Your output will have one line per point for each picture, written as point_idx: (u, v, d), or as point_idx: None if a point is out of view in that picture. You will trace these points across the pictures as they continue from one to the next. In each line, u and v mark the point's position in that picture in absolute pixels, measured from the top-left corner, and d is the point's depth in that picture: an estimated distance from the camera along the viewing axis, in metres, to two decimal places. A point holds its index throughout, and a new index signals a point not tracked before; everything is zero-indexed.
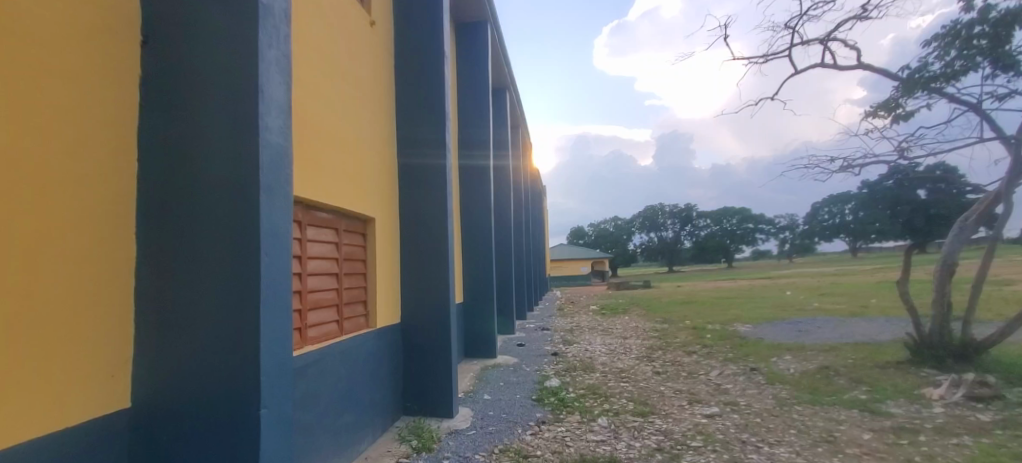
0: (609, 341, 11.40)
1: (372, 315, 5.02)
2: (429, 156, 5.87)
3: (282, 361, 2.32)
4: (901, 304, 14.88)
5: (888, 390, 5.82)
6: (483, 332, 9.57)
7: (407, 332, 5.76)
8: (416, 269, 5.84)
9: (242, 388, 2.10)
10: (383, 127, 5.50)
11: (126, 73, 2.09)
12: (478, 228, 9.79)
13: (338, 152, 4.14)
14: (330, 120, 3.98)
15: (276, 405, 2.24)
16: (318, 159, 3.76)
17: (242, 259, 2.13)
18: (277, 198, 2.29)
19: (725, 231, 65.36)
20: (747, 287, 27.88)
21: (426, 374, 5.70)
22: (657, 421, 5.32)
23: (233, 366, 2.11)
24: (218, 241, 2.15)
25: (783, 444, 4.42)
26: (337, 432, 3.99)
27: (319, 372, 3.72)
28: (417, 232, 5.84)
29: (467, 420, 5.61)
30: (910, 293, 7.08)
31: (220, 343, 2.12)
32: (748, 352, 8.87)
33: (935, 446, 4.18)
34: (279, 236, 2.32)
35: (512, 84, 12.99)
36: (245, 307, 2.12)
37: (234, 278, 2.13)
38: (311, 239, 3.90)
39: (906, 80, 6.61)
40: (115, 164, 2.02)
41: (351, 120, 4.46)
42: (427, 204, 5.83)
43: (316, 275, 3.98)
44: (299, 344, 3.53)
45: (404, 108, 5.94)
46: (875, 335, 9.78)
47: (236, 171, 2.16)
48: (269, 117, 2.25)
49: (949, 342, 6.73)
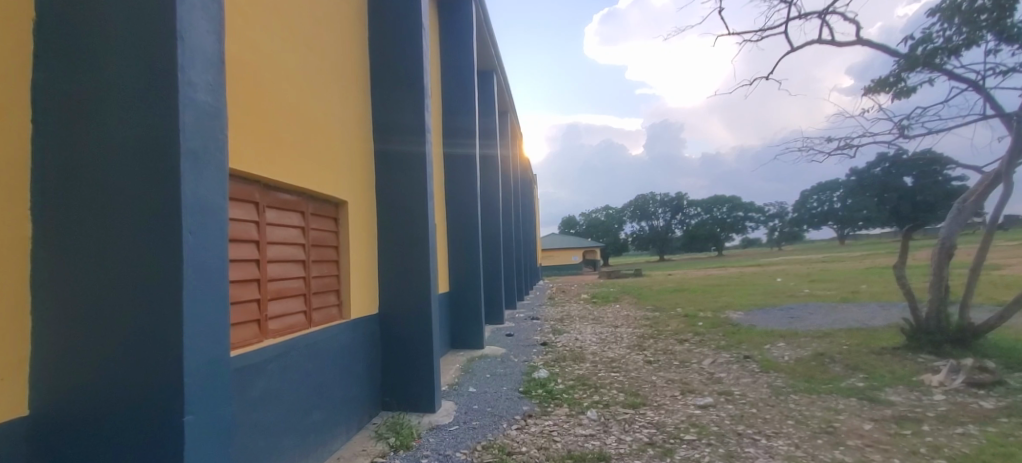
0: (599, 330, 11.19)
1: (345, 305, 4.73)
2: (406, 136, 5.51)
3: (216, 358, 2.01)
4: (893, 290, 14.77)
5: (885, 377, 5.59)
6: (470, 322, 9.31)
7: (386, 323, 5.46)
8: (393, 257, 5.49)
9: (164, 390, 1.78)
10: (357, 105, 5.15)
11: (15, 18, 1.74)
12: (464, 215, 9.48)
13: (301, 129, 3.81)
14: (292, 93, 3.67)
15: (207, 411, 1.92)
16: (277, 134, 3.45)
17: (162, 238, 1.79)
18: (206, 167, 1.95)
19: (716, 220, 65.37)
20: (737, 275, 27.73)
21: (406, 368, 5.40)
22: (648, 413, 5.07)
23: (154, 363, 1.78)
24: (131, 216, 1.80)
25: (781, 435, 4.18)
26: (303, 432, 3.70)
27: (279, 367, 3.44)
28: (395, 219, 5.50)
29: (449, 415, 5.34)
30: (906, 277, 6.84)
31: (138, 333, 1.79)
32: (741, 340, 8.64)
33: (940, 436, 3.95)
34: (211, 210, 1.98)
35: (500, 66, 12.66)
36: (166, 290, 1.79)
37: (154, 257, 1.79)
38: (272, 223, 3.60)
39: (908, 57, 6.32)
40: (4, 124, 1.69)
41: (319, 93, 4.15)
42: (405, 187, 5.48)
43: (277, 262, 3.68)
44: (256, 339, 3.28)
45: (381, 88, 5.59)
46: (869, 320, 9.63)
47: (151, 132, 1.81)
48: (193, 69, 1.89)
49: (947, 327, 6.48)
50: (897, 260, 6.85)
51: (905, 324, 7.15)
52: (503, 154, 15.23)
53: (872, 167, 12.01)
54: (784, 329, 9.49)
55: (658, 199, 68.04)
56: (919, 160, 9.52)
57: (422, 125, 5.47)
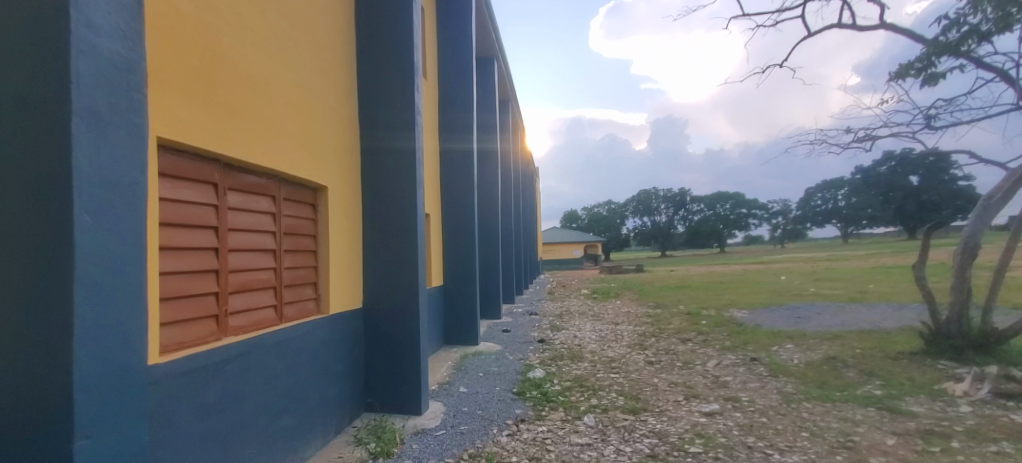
0: (599, 327, 10.84)
1: (324, 298, 4.39)
2: (393, 118, 5.11)
3: (127, 365, 1.67)
4: (902, 290, 14.33)
5: (904, 385, 5.21)
6: (465, 317, 8.96)
7: (369, 319, 5.10)
8: (379, 249, 5.11)
9: (50, 407, 1.44)
10: (341, 84, 4.77)
11: None
12: (460, 206, 9.09)
13: (270, 103, 3.44)
14: (260, 63, 3.31)
15: (110, 431, 1.59)
16: (239, 108, 3.08)
17: (46, 218, 1.45)
18: (110, 132, 1.59)
19: (719, 217, 64.77)
20: (740, 272, 27.29)
21: (391, 368, 5.05)
22: (650, 420, 4.72)
23: (36, 374, 1.44)
24: (12, 191, 1.46)
25: (795, 450, 3.82)
26: (269, 439, 3.36)
27: (240, 369, 3.09)
28: (381, 206, 5.12)
29: (437, 418, 4.98)
30: (925, 277, 6.44)
31: (20, 335, 1.45)
32: (746, 341, 8.26)
33: (973, 455, 3.58)
34: (118, 185, 1.63)
35: (500, 51, 12.20)
36: (52, 282, 1.45)
37: (35, 243, 1.45)
38: (235, 207, 3.25)
39: (935, 43, 5.89)
40: None
41: (294, 66, 3.77)
42: (391, 173, 5.10)
43: (241, 251, 3.33)
44: (213, 336, 2.95)
45: (368, 66, 5.17)
46: (880, 322, 9.23)
47: (37, 85, 1.46)
48: (91, 8, 1.52)
49: (968, 331, 6.09)
50: (916, 260, 6.44)
51: (923, 327, 6.75)
52: (503, 145, 14.79)
53: (882, 163, 11.62)
54: (791, 330, 9.10)
55: (661, 195, 67.49)
56: (928, 157, 9.05)
57: (411, 106, 5.09)
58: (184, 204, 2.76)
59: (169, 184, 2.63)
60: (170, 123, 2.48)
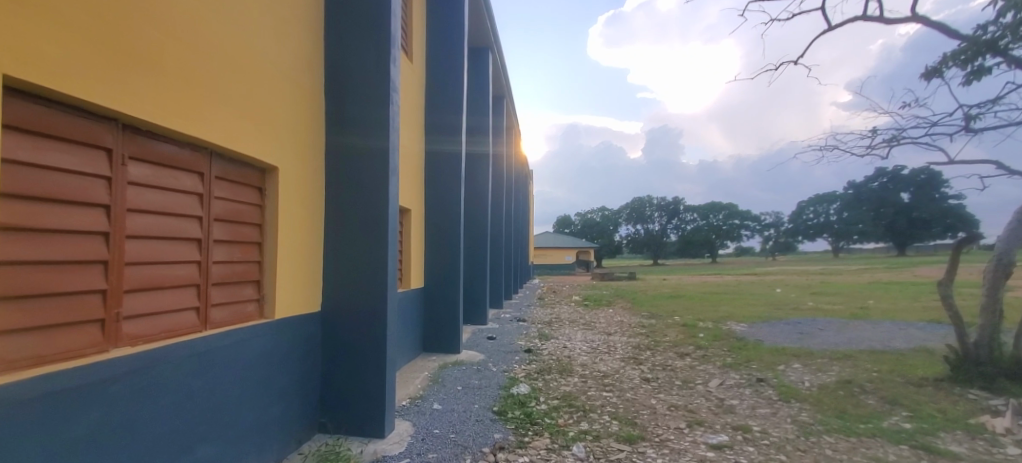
0: (591, 337, 10.19)
1: (269, 300, 3.70)
2: (365, 94, 4.42)
3: None
4: (906, 308, 13.79)
5: (935, 418, 4.60)
6: (446, 323, 8.26)
7: (329, 326, 4.40)
8: (342, 245, 4.43)
9: None
10: (304, 49, 4.11)
11: None
12: (446, 203, 8.42)
13: (199, 55, 2.77)
14: (186, 5, 2.66)
15: None
16: (148, 52, 2.41)
17: None
18: None
19: (713, 227, 64.48)
20: (735, 283, 26.74)
21: (351, 382, 4.34)
22: (649, 453, 4.07)
23: None
24: None
25: None
26: None
27: (137, 389, 2.41)
28: (347, 196, 4.43)
29: (402, 441, 4.30)
30: (951, 296, 5.87)
31: None
32: (749, 358, 7.65)
33: None
34: None
35: (495, 43, 11.61)
36: None
37: None
38: (141, 182, 2.56)
39: (977, 36, 5.36)
40: None
41: (235, 13, 3.11)
42: (360, 158, 4.42)
43: (151, 239, 2.64)
44: (98, 346, 2.27)
45: (338, 31, 4.48)
46: (890, 342, 8.64)
47: None
48: None
49: (999, 357, 5.54)
50: (942, 277, 5.86)
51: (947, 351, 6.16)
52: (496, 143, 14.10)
53: None
54: (796, 348, 8.48)
55: (655, 203, 67.10)
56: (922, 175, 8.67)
57: (386, 81, 4.42)
58: (55, 173, 2.07)
59: (30, 144, 1.96)
60: (28, 57, 1.83)
